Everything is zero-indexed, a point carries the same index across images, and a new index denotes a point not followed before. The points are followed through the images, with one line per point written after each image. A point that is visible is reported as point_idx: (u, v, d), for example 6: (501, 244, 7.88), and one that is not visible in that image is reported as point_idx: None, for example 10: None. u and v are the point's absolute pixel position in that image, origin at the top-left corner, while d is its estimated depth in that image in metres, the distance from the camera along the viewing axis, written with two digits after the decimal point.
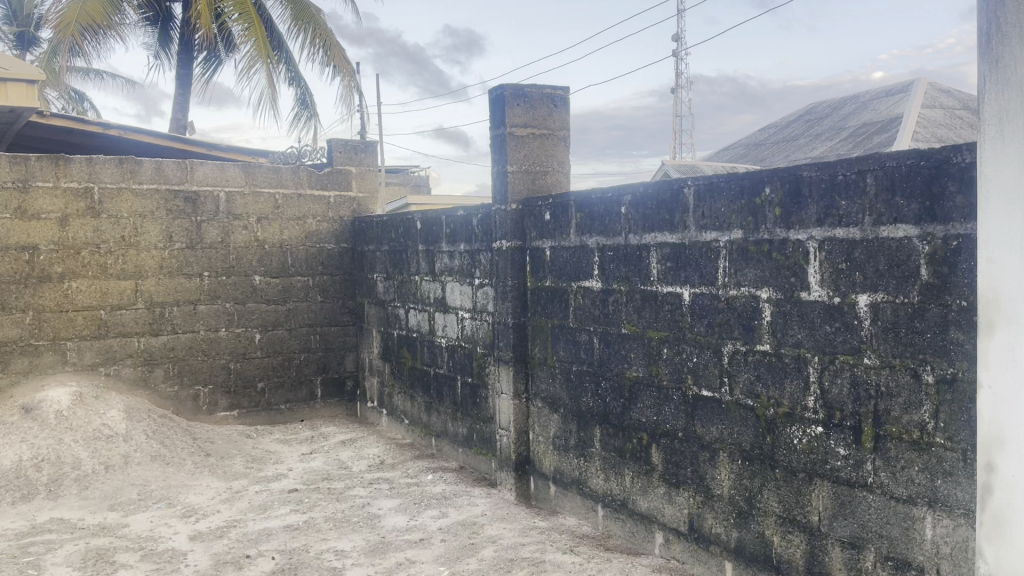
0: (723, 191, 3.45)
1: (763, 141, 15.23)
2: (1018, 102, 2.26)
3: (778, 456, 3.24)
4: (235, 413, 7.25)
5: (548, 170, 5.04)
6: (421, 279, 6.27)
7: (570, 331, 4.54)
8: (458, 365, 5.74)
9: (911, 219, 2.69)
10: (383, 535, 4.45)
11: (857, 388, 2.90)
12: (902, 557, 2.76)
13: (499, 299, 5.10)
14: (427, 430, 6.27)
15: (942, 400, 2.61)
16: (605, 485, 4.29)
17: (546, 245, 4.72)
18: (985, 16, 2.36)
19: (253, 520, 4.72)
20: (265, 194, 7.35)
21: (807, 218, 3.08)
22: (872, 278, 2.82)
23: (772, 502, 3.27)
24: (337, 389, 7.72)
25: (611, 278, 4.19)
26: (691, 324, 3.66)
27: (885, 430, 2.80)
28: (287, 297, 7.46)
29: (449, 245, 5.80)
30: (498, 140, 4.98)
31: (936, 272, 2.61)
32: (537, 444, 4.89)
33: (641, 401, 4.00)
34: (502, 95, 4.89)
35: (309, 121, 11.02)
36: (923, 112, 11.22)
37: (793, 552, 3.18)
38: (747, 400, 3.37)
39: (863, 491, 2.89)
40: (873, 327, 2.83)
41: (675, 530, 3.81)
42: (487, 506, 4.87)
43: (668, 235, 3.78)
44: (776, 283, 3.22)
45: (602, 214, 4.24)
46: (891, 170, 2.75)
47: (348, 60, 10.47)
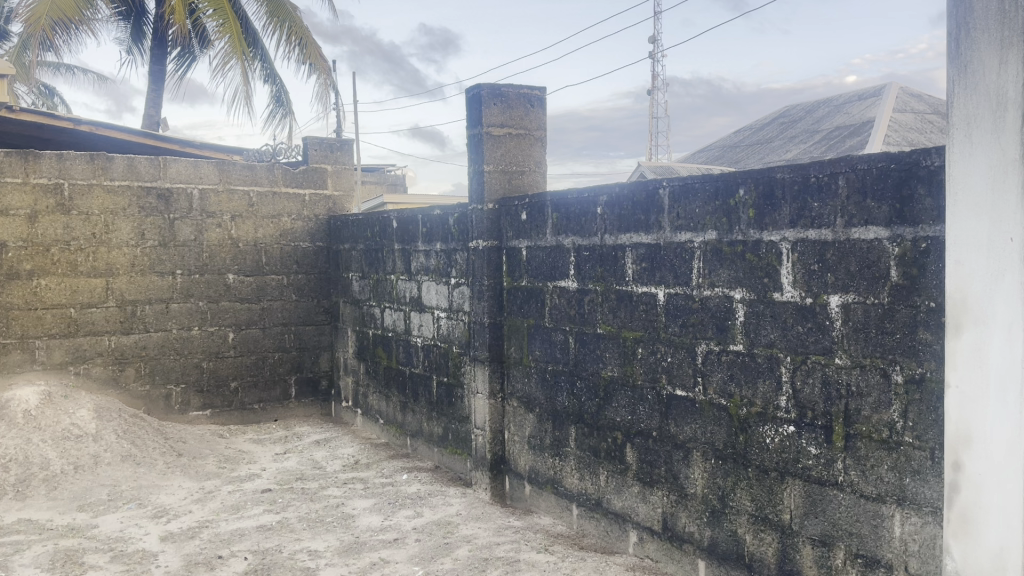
0: (698, 192, 3.48)
1: (738, 143, 15.35)
2: (986, 107, 2.33)
3: (750, 455, 3.27)
4: (207, 413, 7.19)
5: (525, 170, 5.05)
6: (396, 278, 6.26)
7: (545, 330, 4.55)
8: (433, 364, 5.73)
9: (881, 222, 2.72)
10: (357, 535, 4.43)
11: (828, 388, 2.93)
12: (871, 555, 2.80)
13: (474, 299, 5.10)
14: (402, 429, 6.25)
15: (911, 400, 2.65)
16: (579, 484, 4.30)
17: (523, 245, 4.73)
18: (954, 21, 2.43)
19: (225, 521, 4.68)
20: (239, 192, 7.28)
21: (780, 219, 3.11)
22: (843, 279, 2.86)
23: (744, 501, 3.30)
24: (311, 389, 7.66)
25: (587, 278, 4.20)
26: (665, 324, 3.69)
27: (855, 429, 2.83)
28: (262, 296, 7.39)
29: (426, 245, 5.78)
30: (475, 140, 4.98)
31: (906, 273, 2.65)
32: (512, 443, 4.90)
33: (615, 401, 4.02)
34: (478, 94, 4.89)
35: (285, 119, 10.94)
36: (894, 116, 11.36)
37: (765, 550, 3.21)
38: (720, 399, 3.40)
39: (833, 489, 2.92)
40: (844, 327, 2.87)
41: (648, 528, 3.83)
42: (461, 506, 4.86)
43: (643, 236, 3.80)
44: (750, 284, 3.24)
45: (578, 214, 4.25)
46: (862, 172, 2.78)
47: (325, 58, 10.41)
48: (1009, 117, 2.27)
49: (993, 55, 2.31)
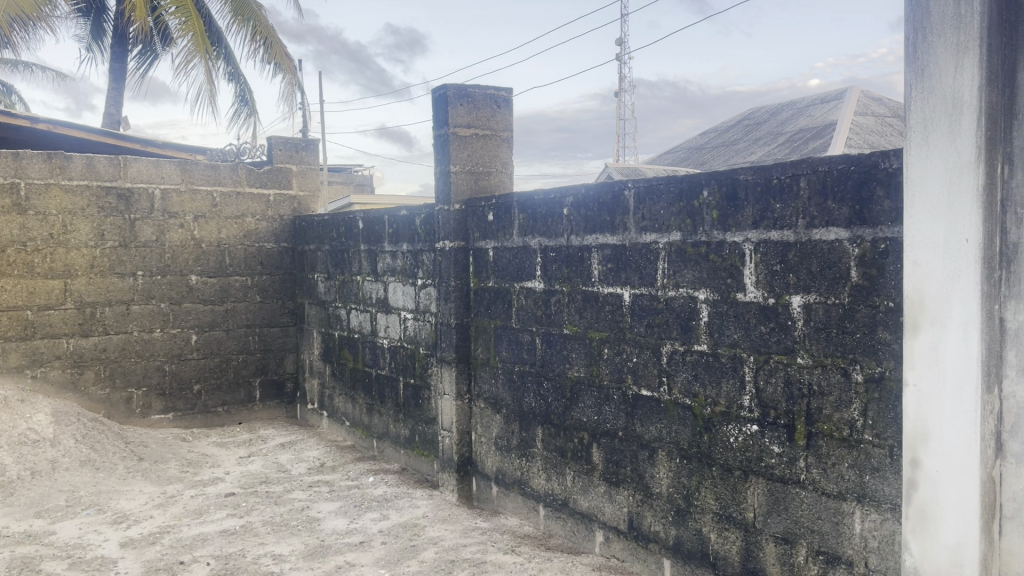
0: (662, 193, 3.50)
1: (704, 145, 15.50)
2: (942, 110, 2.39)
3: (714, 455, 3.30)
4: (170, 416, 7.08)
5: (492, 171, 5.05)
6: (362, 279, 6.22)
7: (512, 331, 4.55)
8: (400, 365, 5.70)
9: (841, 223, 2.76)
10: (323, 538, 4.39)
11: (790, 387, 2.97)
12: (833, 552, 2.83)
13: (440, 300, 5.08)
14: (368, 431, 6.21)
15: (871, 399, 2.69)
16: (545, 485, 4.31)
17: (489, 246, 4.73)
18: (910, 26, 2.48)
19: (187, 526, 4.61)
20: (202, 192, 7.18)
21: (742, 220, 3.14)
22: (805, 280, 2.89)
23: (709, 499, 3.33)
24: (276, 391, 7.58)
25: (553, 278, 4.21)
26: (631, 325, 3.71)
27: (816, 427, 2.87)
28: (225, 297, 7.30)
29: (392, 245, 5.76)
30: (441, 140, 4.97)
31: (865, 273, 2.69)
32: (479, 444, 4.89)
33: (581, 401, 4.03)
34: (444, 95, 4.88)
35: (249, 118, 10.81)
36: (855, 119, 11.53)
37: (729, 548, 3.24)
38: (685, 398, 3.43)
39: (796, 487, 2.95)
40: (805, 327, 2.90)
41: (614, 528, 3.85)
42: (428, 508, 4.84)
43: (609, 237, 3.82)
44: (713, 284, 3.27)
45: (545, 215, 4.26)
46: (823, 174, 2.82)
47: (290, 57, 10.32)
48: (965, 120, 2.34)
49: (949, 59, 2.38)
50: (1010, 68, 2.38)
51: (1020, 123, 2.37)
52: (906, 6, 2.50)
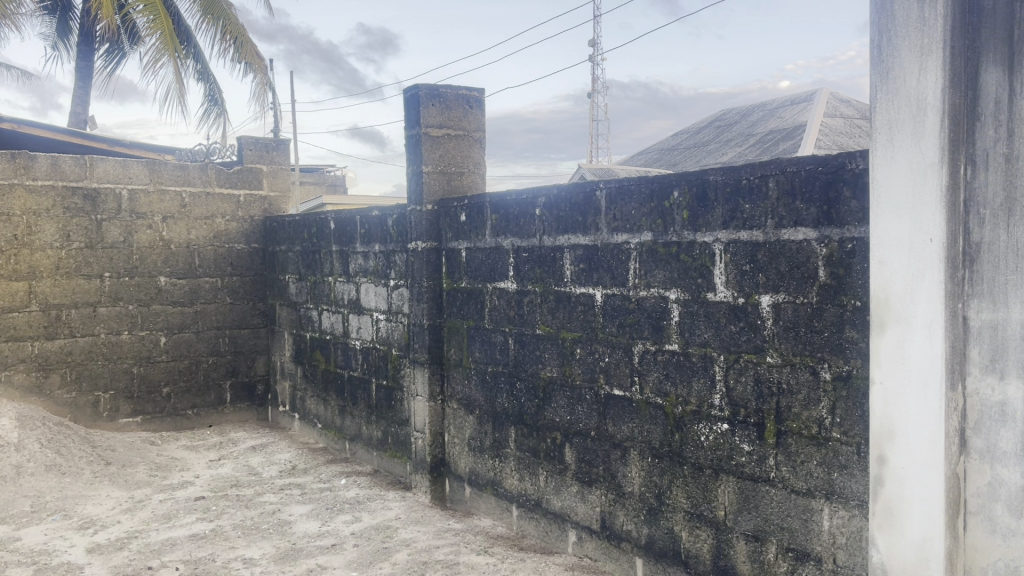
0: (634, 194, 3.52)
1: (676, 146, 15.60)
2: (907, 113, 2.43)
3: (685, 453, 3.32)
4: (138, 419, 6.98)
5: (464, 171, 5.04)
6: (334, 280, 6.18)
7: (485, 331, 4.55)
8: (372, 367, 5.67)
9: (809, 223, 2.79)
10: (294, 541, 4.36)
11: (760, 386, 2.99)
12: (802, 548, 2.86)
13: (413, 300, 5.06)
14: (340, 433, 6.17)
15: (839, 397, 2.72)
16: (518, 485, 4.31)
17: (462, 246, 4.72)
18: (876, 29, 2.52)
19: (156, 530, 4.56)
20: (171, 193, 7.10)
21: (712, 220, 3.16)
22: (774, 279, 2.92)
23: (680, 498, 3.35)
24: (247, 394, 7.51)
25: (525, 279, 4.22)
26: (603, 325, 3.72)
27: (785, 425, 2.90)
28: (195, 299, 7.22)
29: (364, 246, 5.73)
30: (413, 141, 4.95)
31: (833, 273, 2.72)
32: (451, 446, 4.87)
33: (554, 401, 4.04)
34: (416, 95, 4.87)
35: (219, 118, 10.70)
36: (825, 120, 11.66)
37: (700, 546, 3.26)
38: (656, 397, 3.44)
39: (766, 485, 2.98)
40: (774, 327, 2.93)
41: (587, 527, 3.86)
42: (401, 509, 4.82)
43: (581, 237, 3.83)
44: (684, 284, 3.30)
45: (517, 216, 4.26)
46: (791, 175, 2.85)
47: (261, 57, 10.23)
48: (929, 123, 2.38)
49: (913, 62, 2.42)
50: (973, 70, 2.37)
51: (981, 124, 2.36)
52: (872, 10, 2.54)
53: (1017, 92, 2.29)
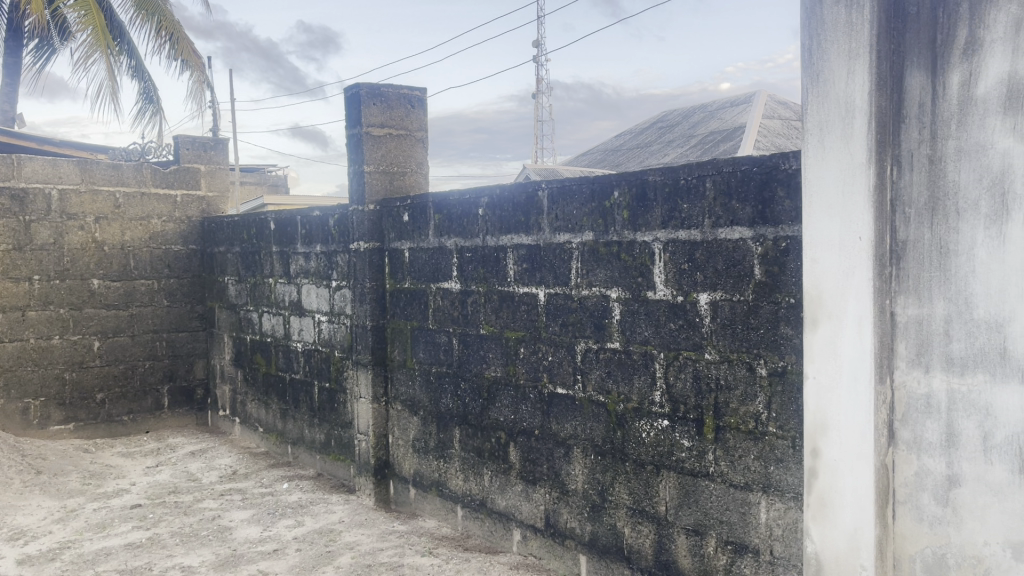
0: (575, 194, 3.55)
1: (618, 146, 15.77)
2: (836, 115, 2.50)
3: (627, 449, 3.35)
4: (70, 427, 6.77)
5: (406, 171, 5.02)
6: (274, 282, 6.09)
7: (429, 332, 4.53)
8: (314, 369, 5.60)
9: (745, 222, 2.85)
10: (234, 547, 4.28)
11: (699, 382, 3.04)
12: (740, 541, 2.92)
13: (355, 301, 5.01)
14: (282, 437, 6.08)
15: (774, 392, 2.79)
16: (463, 486, 4.31)
17: (405, 246, 4.69)
18: (807, 32, 2.58)
19: (89, 540, 4.43)
20: (104, 193, 6.90)
21: (651, 220, 3.21)
22: (711, 278, 2.98)
23: (623, 494, 3.39)
24: (185, 399, 7.34)
25: (468, 279, 4.22)
26: (546, 324, 3.74)
27: (723, 421, 2.95)
28: (130, 302, 7.04)
29: (305, 246, 5.65)
30: (354, 140, 4.92)
31: (768, 271, 2.78)
32: (396, 447, 4.84)
33: (498, 401, 4.05)
34: (357, 94, 4.84)
35: (154, 116, 10.44)
36: (763, 121, 11.92)
37: (642, 542, 3.30)
38: (598, 395, 3.48)
39: (705, 480, 3.03)
40: (712, 324, 2.98)
41: (531, 526, 3.88)
42: (344, 513, 4.77)
43: (523, 236, 3.85)
44: (624, 283, 3.34)
45: (460, 216, 4.26)
46: (727, 175, 2.91)
47: (198, 54, 10.02)
48: (857, 124, 2.45)
49: (842, 65, 2.49)
50: (899, 74, 2.44)
51: (906, 125, 2.43)
52: (802, 14, 2.60)
53: (938, 94, 2.36)
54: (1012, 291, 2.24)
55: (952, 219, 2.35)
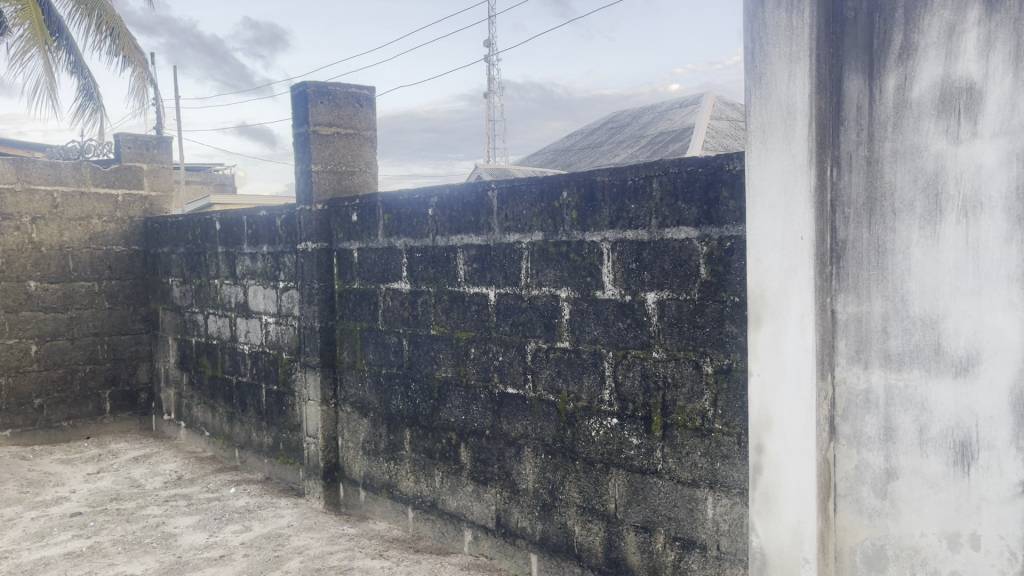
0: (524, 194, 3.56)
1: (570, 147, 15.83)
2: (778, 117, 2.55)
3: (577, 448, 3.37)
4: (7, 434, 6.56)
5: (355, 170, 4.98)
6: (220, 283, 5.99)
7: (378, 333, 4.49)
8: (261, 372, 5.52)
9: (691, 222, 2.89)
10: (179, 554, 4.20)
11: (647, 380, 3.07)
12: (687, 537, 2.96)
13: (303, 302, 4.94)
14: (229, 441, 5.98)
15: (720, 389, 2.83)
16: (414, 487, 4.28)
17: (354, 247, 4.65)
18: (750, 36, 2.63)
19: (27, 549, 4.30)
20: (41, 192, 6.71)
21: (600, 220, 3.23)
22: (658, 277, 3.01)
23: (573, 493, 3.41)
24: (129, 403, 7.17)
25: (418, 279, 4.20)
26: (496, 324, 3.74)
27: (671, 418, 2.99)
28: (69, 304, 6.85)
29: (251, 246, 5.57)
30: (302, 139, 4.87)
31: (713, 270, 2.83)
32: (346, 450, 4.79)
33: (449, 401, 4.04)
34: (304, 92, 4.79)
35: (95, 114, 10.17)
36: (712, 123, 12.07)
37: (592, 539, 3.32)
38: (549, 394, 3.49)
39: (653, 478, 3.06)
40: (660, 323, 3.02)
41: (482, 527, 3.88)
42: (292, 517, 4.71)
43: (473, 237, 3.84)
44: (573, 283, 3.35)
45: (409, 216, 4.24)
46: (673, 175, 2.94)
47: (140, 50, 9.79)
48: (798, 126, 2.51)
49: (783, 68, 2.54)
50: (839, 78, 2.50)
51: (845, 128, 2.48)
52: (745, 18, 2.65)
53: (875, 97, 2.42)
54: (945, 289, 2.31)
55: (889, 219, 2.41)
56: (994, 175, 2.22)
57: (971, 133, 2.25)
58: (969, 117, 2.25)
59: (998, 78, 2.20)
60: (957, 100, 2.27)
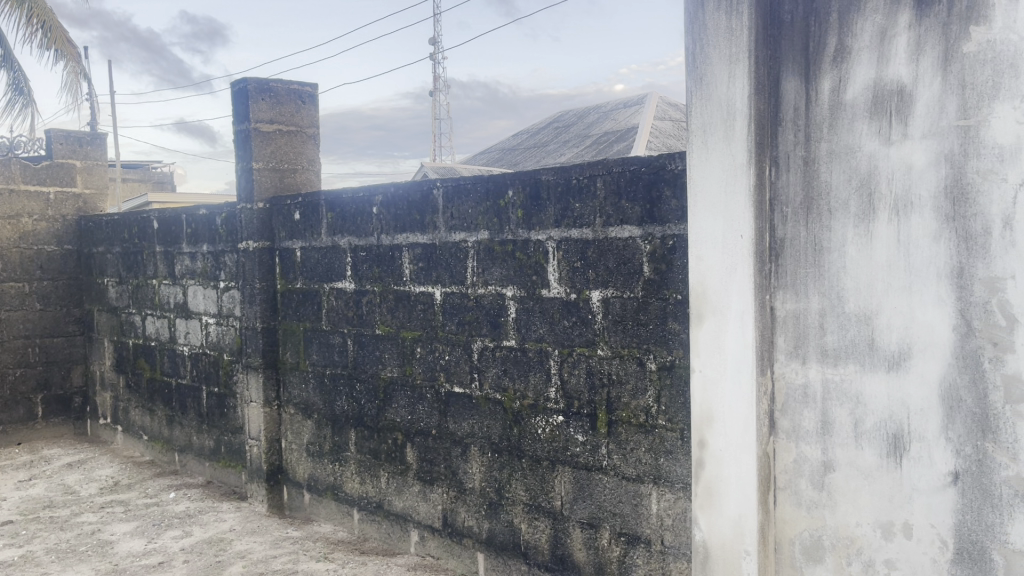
0: (469, 193, 3.55)
1: (516, 146, 15.84)
2: (718, 116, 2.60)
3: (524, 447, 3.38)
4: None
5: (297, 168, 4.91)
6: (158, 283, 5.85)
7: (322, 333, 4.44)
8: (202, 374, 5.40)
9: (634, 221, 2.92)
10: (116, 562, 4.08)
11: (592, 378, 3.10)
12: (632, 532, 2.99)
13: (244, 303, 4.85)
14: (168, 445, 5.84)
15: (663, 385, 2.87)
16: (359, 488, 4.24)
17: (296, 246, 4.58)
18: (691, 37, 2.66)
19: None
20: None
21: (545, 219, 3.24)
22: (603, 275, 3.03)
23: (519, 491, 3.41)
24: (62, 407, 6.94)
25: (363, 278, 4.16)
26: (442, 323, 3.73)
27: (615, 415, 3.02)
28: None
29: (190, 246, 5.45)
30: (242, 136, 4.79)
31: (656, 268, 2.86)
32: (289, 452, 4.72)
33: (394, 401, 4.01)
34: (245, 88, 4.71)
35: (25, 109, 9.83)
36: (656, 123, 12.22)
37: (539, 537, 3.33)
38: (495, 393, 3.49)
39: (599, 474, 3.09)
40: (604, 320, 3.04)
41: (429, 527, 3.86)
42: (235, 521, 4.63)
43: (419, 235, 3.82)
44: (518, 281, 3.36)
45: (353, 215, 4.19)
46: (617, 174, 2.97)
47: (73, 44, 9.49)
48: (737, 127, 2.55)
49: (723, 70, 2.58)
50: (776, 80, 2.55)
51: (782, 129, 2.54)
52: (686, 19, 2.68)
53: (811, 99, 2.48)
54: (879, 286, 2.38)
55: (825, 218, 2.47)
56: (924, 175, 2.29)
57: (901, 135, 2.32)
58: (899, 119, 2.32)
59: (927, 81, 2.27)
60: (888, 102, 2.34)
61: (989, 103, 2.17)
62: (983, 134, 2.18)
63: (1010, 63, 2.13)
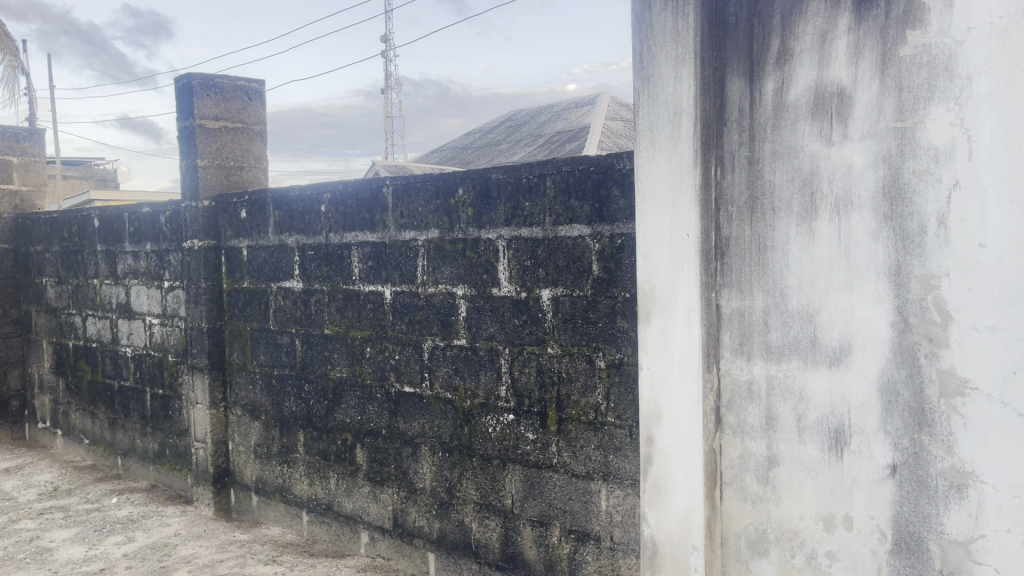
0: (419, 191, 3.53)
1: (468, 145, 15.79)
2: (665, 116, 2.62)
3: (474, 446, 3.38)
4: None
5: (243, 165, 4.83)
6: (99, 283, 5.70)
7: (269, 333, 4.37)
8: (145, 375, 5.28)
9: (583, 220, 2.94)
10: (55, 569, 3.97)
11: (542, 376, 3.11)
12: (582, 529, 3.01)
13: (189, 303, 4.75)
14: (111, 449, 5.70)
15: (612, 383, 2.89)
16: (308, 490, 4.19)
17: (243, 244, 4.51)
18: (638, 37, 2.68)
19: None
20: None
21: (495, 218, 3.24)
22: (553, 274, 3.04)
23: (470, 490, 3.41)
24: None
25: (311, 277, 4.11)
26: (392, 322, 3.71)
27: (565, 413, 3.03)
28: None
29: (133, 244, 5.32)
30: (186, 133, 4.69)
31: (605, 267, 2.88)
32: (237, 454, 4.64)
33: (343, 402, 3.97)
34: (189, 84, 4.62)
35: None
36: (607, 124, 12.31)
37: (489, 536, 3.33)
38: (445, 392, 3.48)
39: (549, 472, 3.10)
40: (554, 319, 3.05)
41: (379, 528, 3.83)
42: (180, 525, 4.53)
43: (368, 234, 3.79)
44: (469, 280, 3.36)
45: (301, 213, 4.14)
46: (566, 173, 2.99)
47: (9, 37, 9.19)
48: (684, 126, 2.58)
49: (669, 70, 2.61)
50: (722, 81, 2.59)
51: (727, 129, 2.58)
52: (633, 20, 2.70)
53: (755, 100, 2.52)
54: (821, 284, 2.43)
55: (769, 217, 2.51)
56: (863, 175, 2.34)
57: (841, 136, 2.37)
58: (840, 120, 2.37)
59: (866, 83, 2.32)
60: (829, 104, 2.39)
61: (925, 105, 2.23)
62: (919, 135, 2.24)
63: (945, 66, 2.19)
